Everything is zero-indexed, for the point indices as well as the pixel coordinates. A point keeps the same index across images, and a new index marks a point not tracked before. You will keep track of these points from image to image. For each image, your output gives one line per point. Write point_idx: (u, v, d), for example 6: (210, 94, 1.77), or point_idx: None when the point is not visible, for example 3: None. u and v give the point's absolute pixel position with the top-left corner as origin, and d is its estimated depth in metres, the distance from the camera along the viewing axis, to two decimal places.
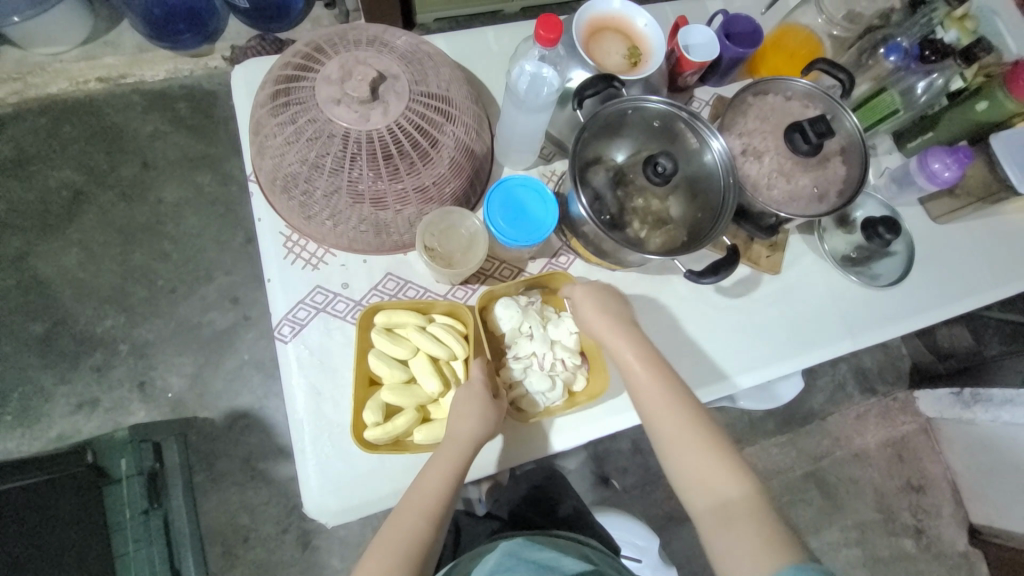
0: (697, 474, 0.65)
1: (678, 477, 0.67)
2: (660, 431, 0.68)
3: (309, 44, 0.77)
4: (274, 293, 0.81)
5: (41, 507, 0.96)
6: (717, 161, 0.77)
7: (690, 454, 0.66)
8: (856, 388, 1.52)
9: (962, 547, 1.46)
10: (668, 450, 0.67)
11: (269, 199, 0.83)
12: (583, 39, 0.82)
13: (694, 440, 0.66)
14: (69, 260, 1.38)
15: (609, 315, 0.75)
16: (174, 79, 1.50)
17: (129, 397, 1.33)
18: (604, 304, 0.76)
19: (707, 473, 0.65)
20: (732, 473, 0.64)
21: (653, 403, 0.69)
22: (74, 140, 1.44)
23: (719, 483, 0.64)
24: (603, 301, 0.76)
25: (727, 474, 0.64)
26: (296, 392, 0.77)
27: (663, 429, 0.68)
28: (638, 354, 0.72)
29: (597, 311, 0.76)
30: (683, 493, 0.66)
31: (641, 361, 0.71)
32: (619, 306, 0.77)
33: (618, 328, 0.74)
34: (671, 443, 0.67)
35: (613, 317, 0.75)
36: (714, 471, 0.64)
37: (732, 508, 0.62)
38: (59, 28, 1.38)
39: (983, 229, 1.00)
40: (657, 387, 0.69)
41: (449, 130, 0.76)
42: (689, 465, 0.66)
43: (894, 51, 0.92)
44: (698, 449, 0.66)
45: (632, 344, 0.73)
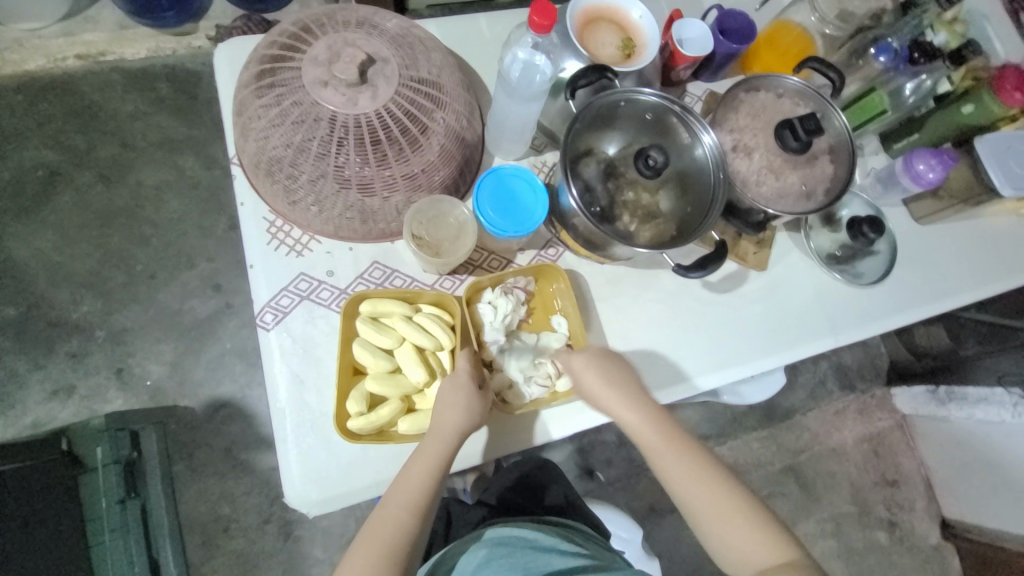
0: (731, 539, 0.64)
1: (717, 546, 0.65)
2: (691, 501, 0.67)
3: (296, 24, 0.74)
4: (257, 279, 0.79)
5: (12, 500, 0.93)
6: (708, 156, 0.77)
7: (726, 525, 0.65)
8: (836, 384, 1.56)
9: (933, 540, 1.51)
10: (700, 519, 0.66)
11: (252, 183, 0.81)
12: (577, 29, 0.81)
13: (729, 508, 0.65)
14: (44, 243, 1.34)
15: (613, 385, 0.73)
16: (156, 57, 1.45)
17: (107, 384, 1.29)
18: (606, 369, 0.74)
19: (742, 541, 0.64)
20: (767, 536, 0.63)
21: (679, 476, 0.68)
22: (50, 118, 1.39)
23: (755, 548, 0.63)
24: (607, 369, 0.74)
25: (764, 539, 0.63)
26: (278, 380, 0.75)
27: (691, 498, 0.67)
28: (652, 427, 0.71)
29: (602, 376, 0.73)
30: (723, 561, 0.65)
31: (659, 435, 0.71)
32: (623, 372, 0.75)
33: (629, 398, 0.73)
34: (704, 511, 0.66)
35: (617, 384, 0.73)
36: (750, 535, 0.64)
37: (772, 572, 0.61)
38: None
39: (964, 231, 1.02)
40: (682, 461, 0.68)
41: (439, 117, 0.75)
42: (724, 535, 0.65)
43: (883, 52, 0.93)
44: (732, 513, 0.65)
45: (642, 418, 0.72)
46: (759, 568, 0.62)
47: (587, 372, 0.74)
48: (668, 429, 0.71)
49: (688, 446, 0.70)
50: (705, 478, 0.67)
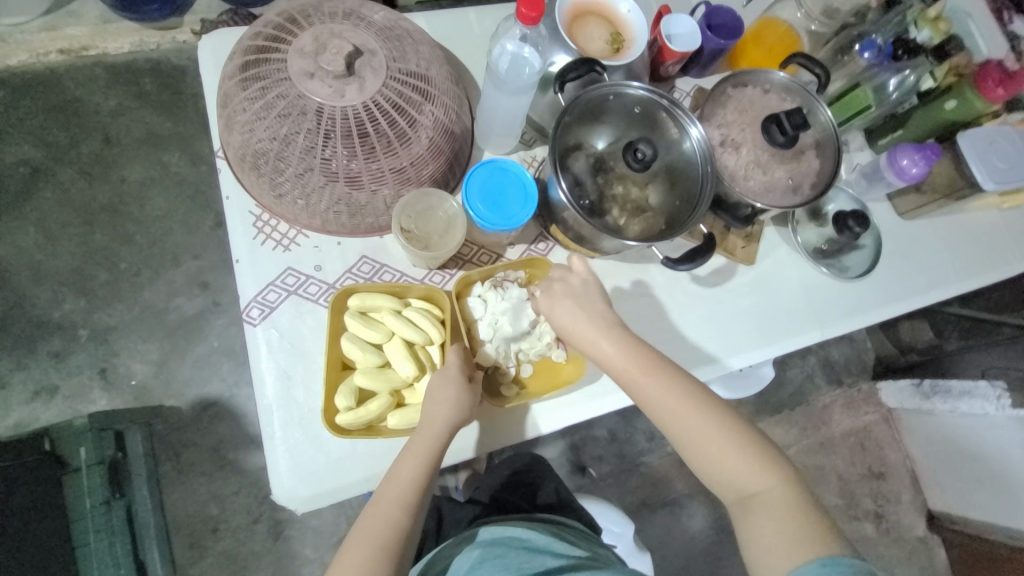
0: (718, 466, 0.64)
1: (706, 472, 0.66)
2: (676, 433, 0.66)
3: (281, 15, 0.73)
4: (243, 274, 0.78)
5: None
6: (696, 149, 0.78)
7: (713, 456, 0.64)
8: (823, 379, 1.58)
9: (919, 532, 1.54)
10: (692, 449, 0.65)
11: (238, 177, 0.80)
12: (566, 23, 0.81)
13: (717, 437, 0.64)
14: (25, 241, 1.31)
15: (596, 327, 0.71)
16: (140, 52, 1.42)
17: (90, 384, 1.27)
18: (586, 311, 0.72)
19: (733, 468, 0.64)
20: (755, 464, 0.63)
21: (665, 406, 0.67)
22: (31, 113, 1.36)
23: (744, 475, 0.63)
24: (582, 306, 0.73)
25: (749, 464, 0.63)
26: (265, 376, 0.74)
27: (679, 430, 0.66)
28: (635, 355, 0.69)
29: (573, 315, 0.72)
30: (710, 484, 0.66)
31: (644, 371, 0.68)
32: (604, 312, 0.73)
33: (609, 334, 0.71)
34: (693, 442, 0.65)
35: (597, 323, 0.72)
36: (739, 463, 0.63)
37: (756, 496, 0.62)
38: None
39: (947, 225, 1.04)
40: (667, 391, 0.67)
41: (428, 110, 0.75)
42: (712, 463, 0.64)
43: (868, 48, 0.94)
44: (718, 445, 0.64)
45: (626, 352, 0.69)
46: (749, 493, 0.63)
47: (565, 314, 0.73)
48: (651, 357, 0.69)
49: (673, 374, 0.68)
50: (691, 406, 0.66)
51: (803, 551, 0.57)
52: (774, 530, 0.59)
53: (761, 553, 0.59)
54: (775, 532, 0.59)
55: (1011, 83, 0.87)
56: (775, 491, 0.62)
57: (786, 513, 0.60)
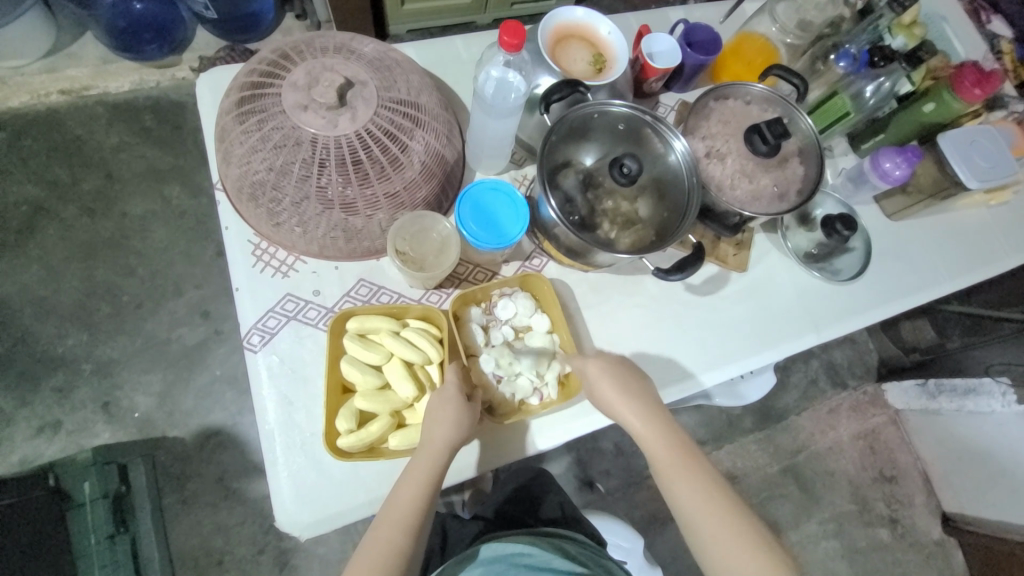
0: (731, 563, 0.65)
1: (719, 571, 0.66)
2: (692, 518, 0.68)
3: (276, 52, 0.76)
4: (243, 302, 0.79)
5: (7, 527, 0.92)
6: (681, 162, 0.80)
7: (731, 550, 0.65)
8: (827, 383, 1.57)
9: (935, 535, 1.51)
10: (705, 540, 0.67)
11: (237, 207, 0.81)
12: (549, 46, 0.84)
13: (732, 530, 0.66)
14: (28, 278, 1.33)
15: (632, 398, 0.74)
16: (140, 89, 1.47)
17: (93, 418, 1.27)
18: (625, 382, 0.75)
19: (744, 564, 0.65)
20: (765, 559, 0.65)
21: (684, 487, 0.69)
22: (34, 154, 1.39)
23: (750, 565, 0.65)
24: (624, 380, 0.75)
25: (764, 565, 0.64)
26: (266, 402, 0.75)
27: (693, 514, 0.68)
28: (665, 437, 0.73)
29: (616, 383, 0.75)
30: None
31: (671, 452, 0.72)
32: (640, 386, 0.76)
33: (643, 410, 0.74)
34: (708, 534, 0.67)
35: (635, 396, 0.74)
36: (750, 559, 0.65)
37: None
38: (19, 41, 1.35)
39: (936, 224, 1.06)
40: (690, 478, 0.70)
41: (419, 136, 0.77)
42: (725, 557, 0.65)
43: (843, 58, 0.96)
44: (730, 533, 0.66)
45: (656, 429, 0.73)
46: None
47: (604, 381, 0.75)
48: (680, 443, 0.73)
49: (697, 464, 0.71)
50: (711, 496, 0.68)
51: None
52: None
53: None
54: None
55: (987, 84, 0.89)
56: None
57: None
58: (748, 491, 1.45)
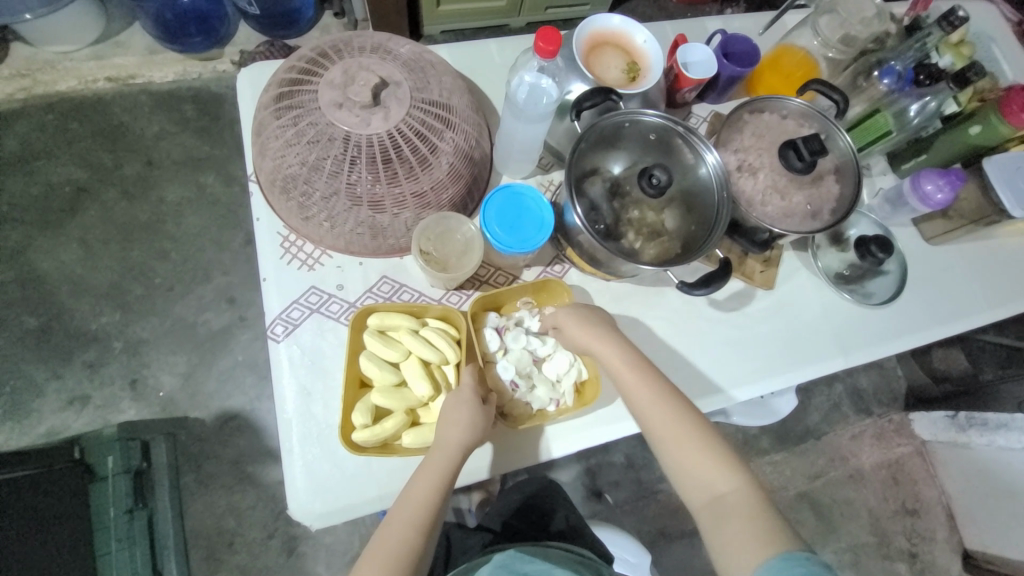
0: (692, 466, 0.66)
1: (680, 476, 0.67)
2: (654, 432, 0.69)
3: (315, 49, 0.78)
4: (269, 292, 0.81)
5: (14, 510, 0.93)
6: (711, 174, 0.78)
7: (688, 458, 0.66)
8: (851, 408, 1.52)
9: (957, 574, 1.44)
10: (665, 444, 0.68)
11: (268, 199, 0.83)
12: (583, 53, 0.84)
13: (690, 437, 0.67)
14: (69, 256, 1.39)
15: (594, 324, 0.75)
16: (182, 81, 1.52)
17: (120, 394, 1.32)
18: (585, 311, 0.76)
19: (702, 470, 0.66)
20: (722, 466, 0.65)
21: (645, 403, 0.70)
22: (81, 138, 1.46)
23: (711, 476, 0.65)
24: (581, 308, 0.76)
25: (720, 467, 0.65)
26: (286, 392, 0.76)
27: (652, 425, 0.69)
28: (624, 357, 0.73)
29: (576, 314, 0.76)
30: (681, 488, 0.67)
31: (629, 367, 0.72)
32: (599, 312, 0.77)
33: (602, 331, 0.74)
34: (667, 440, 0.68)
35: (595, 322, 0.75)
36: (707, 463, 0.66)
37: (727, 499, 0.63)
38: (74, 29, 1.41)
39: (977, 250, 1.01)
40: (648, 390, 0.70)
41: (449, 137, 0.77)
42: (685, 462, 0.66)
43: (887, 75, 0.93)
44: (690, 443, 0.67)
45: (614, 348, 0.73)
46: (715, 498, 0.64)
47: (569, 314, 0.76)
48: (639, 361, 0.73)
49: (655, 379, 0.71)
50: (668, 408, 0.69)
51: (762, 553, 0.58)
52: (741, 530, 0.61)
53: (729, 554, 0.60)
54: (736, 532, 0.60)
55: None
56: (742, 496, 0.63)
57: (754, 515, 0.61)
58: None
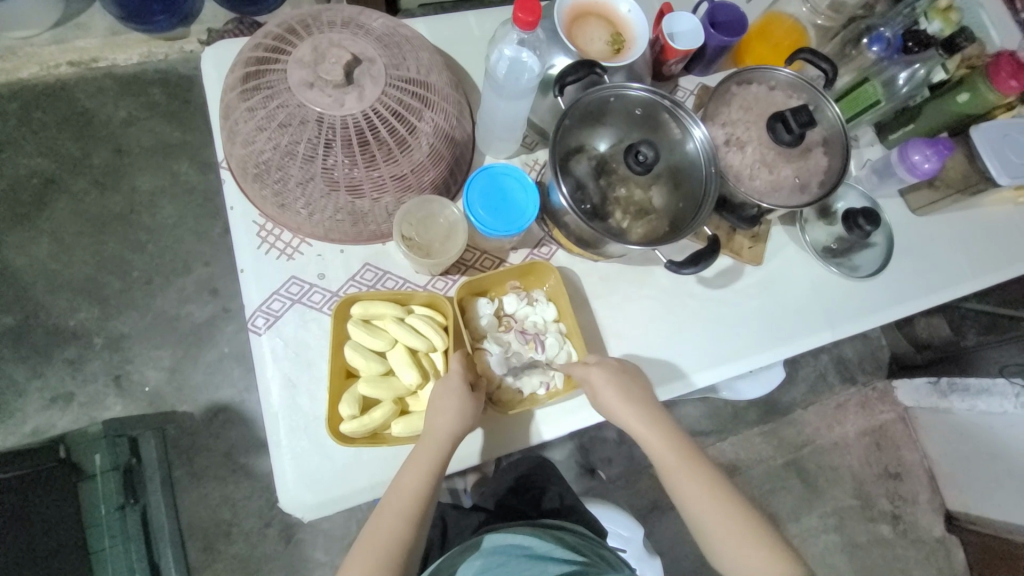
0: (739, 555, 0.67)
1: (726, 565, 0.68)
2: (702, 519, 0.69)
3: (282, 25, 0.74)
4: (248, 283, 0.78)
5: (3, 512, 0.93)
6: (699, 150, 0.77)
7: (738, 546, 0.67)
8: (837, 378, 1.55)
9: (937, 532, 1.50)
10: (711, 533, 0.68)
11: (242, 186, 0.80)
12: (565, 23, 0.80)
13: (735, 524, 0.68)
14: (40, 251, 1.33)
15: (633, 402, 0.73)
16: (148, 62, 1.45)
17: (105, 391, 1.29)
18: (626, 385, 0.74)
19: (750, 558, 0.66)
20: (770, 553, 0.66)
21: (690, 490, 0.70)
22: (44, 126, 1.39)
23: (760, 562, 0.66)
24: (623, 384, 0.74)
25: (768, 555, 0.66)
26: (270, 384, 0.75)
27: (700, 513, 0.69)
28: (668, 442, 0.73)
29: (617, 389, 0.73)
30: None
31: (674, 452, 0.72)
32: (638, 386, 0.75)
33: (644, 411, 0.74)
34: (713, 526, 0.68)
35: (638, 401, 0.74)
36: (756, 551, 0.67)
37: None
38: (26, 9, 1.33)
39: (963, 220, 1.02)
40: (694, 478, 0.71)
41: (428, 117, 0.74)
42: (731, 550, 0.67)
43: (876, 42, 0.91)
44: (736, 532, 0.68)
45: (658, 434, 0.73)
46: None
47: (608, 387, 0.73)
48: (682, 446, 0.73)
49: (701, 467, 0.72)
50: (714, 493, 0.70)
51: None
52: None
53: None
54: None
55: None
56: None
57: None
58: (750, 483, 1.45)
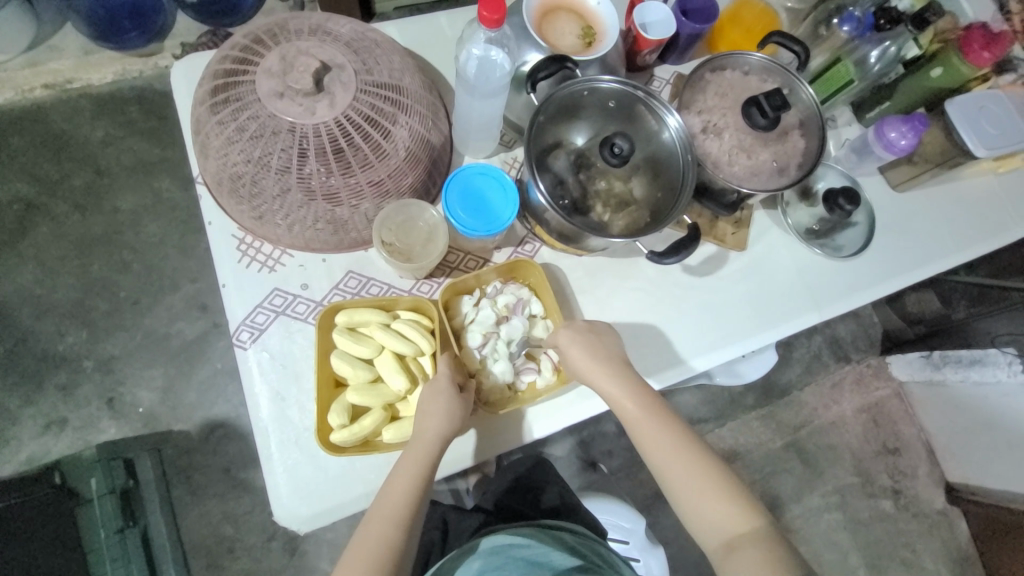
0: (699, 501, 0.67)
1: (687, 514, 0.68)
2: (661, 465, 0.69)
3: (248, 36, 0.73)
4: (231, 298, 0.77)
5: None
6: (675, 138, 0.76)
7: (696, 493, 0.67)
8: (831, 358, 1.56)
9: (938, 505, 1.52)
10: (669, 478, 0.68)
11: (219, 201, 0.79)
12: (535, 20, 0.80)
13: (698, 471, 0.68)
14: (25, 277, 1.32)
15: (599, 358, 0.74)
16: (123, 80, 1.43)
17: (99, 413, 1.28)
18: (593, 346, 0.75)
19: (711, 509, 0.66)
20: (732, 501, 0.66)
21: (653, 438, 0.70)
22: (21, 150, 1.37)
23: (719, 513, 0.66)
24: (590, 342, 0.75)
25: (729, 504, 0.66)
26: (259, 398, 0.74)
27: (669, 469, 0.68)
28: (638, 396, 0.73)
29: (587, 347, 0.74)
30: (692, 527, 0.67)
31: (634, 402, 0.73)
32: (607, 345, 0.76)
33: (613, 367, 0.74)
34: (675, 477, 0.68)
35: (604, 357, 0.74)
36: (713, 499, 0.66)
37: (738, 537, 0.64)
38: None
39: (945, 194, 1.02)
40: (660, 430, 0.70)
41: (402, 121, 0.74)
42: (691, 498, 0.67)
43: (848, 21, 0.91)
44: (699, 480, 0.67)
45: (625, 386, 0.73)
46: (724, 537, 0.64)
47: (573, 346, 0.75)
48: (651, 400, 0.73)
49: (665, 417, 0.72)
50: (678, 446, 0.69)
51: None
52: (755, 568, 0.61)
53: None
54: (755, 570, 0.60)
55: (996, 46, 0.86)
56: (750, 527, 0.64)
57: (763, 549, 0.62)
58: (752, 468, 1.46)
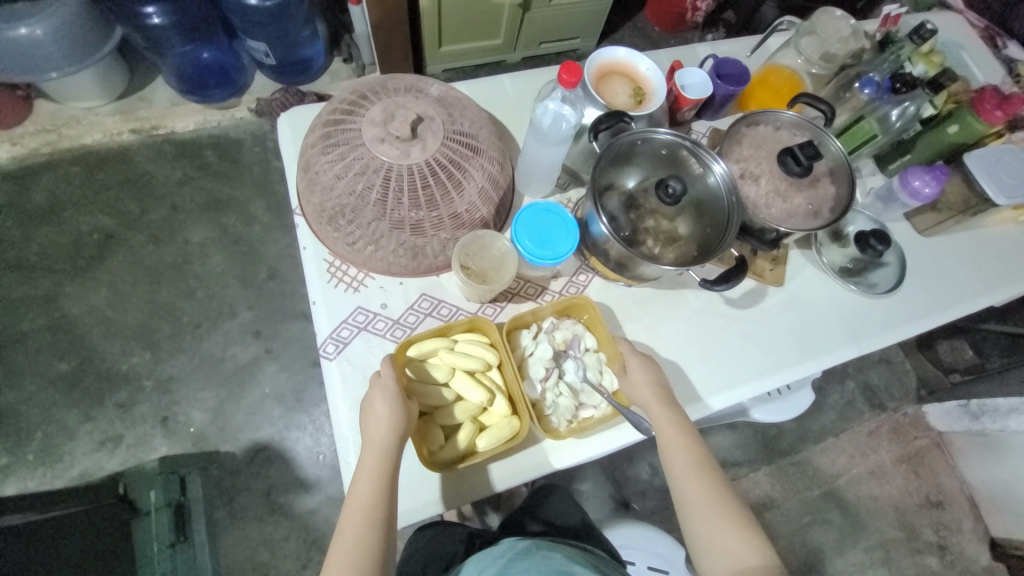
0: (712, 533, 0.70)
1: (699, 541, 0.70)
2: (684, 488, 0.73)
3: (353, 93, 0.86)
4: (319, 314, 0.86)
5: (35, 534, 0.87)
6: (720, 183, 0.86)
7: (715, 522, 0.70)
8: (865, 404, 1.56)
9: (984, 562, 1.46)
10: (688, 505, 0.72)
11: (315, 230, 0.90)
12: (593, 81, 0.93)
13: (718, 501, 0.71)
14: (97, 300, 1.44)
15: (643, 374, 0.81)
16: (203, 129, 1.62)
17: (152, 431, 1.36)
18: (646, 368, 0.82)
19: (727, 539, 0.69)
20: (749, 538, 0.69)
21: (681, 460, 0.75)
22: (105, 187, 1.54)
23: (733, 545, 0.68)
24: (644, 365, 0.82)
25: (745, 539, 0.69)
26: (340, 407, 0.81)
27: (687, 489, 0.73)
28: (670, 415, 0.78)
29: (643, 371, 0.81)
30: (700, 554, 0.70)
31: (673, 423, 0.78)
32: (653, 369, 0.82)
33: (656, 388, 0.80)
34: (696, 504, 0.72)
35: (650, 380, 0.80)
36: (729, 532, 0.69)
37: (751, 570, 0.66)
38: (92, 85, 1.51)
39: (972, 239, 1.09)
40: (684, 451, 0.75)
41: (477, 163, 0.85)
42: (705, 530, 0.70)
43: (867, 85, 1.03)
44: (719, 509, 0.71)
45: (665, 407, 0.78)
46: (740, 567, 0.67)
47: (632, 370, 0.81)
48: (681, 421, 0.78)
49: (693, 442, 0.76)
50: (703, 473, 0.73)
51: None
52: None
53: None
54: None
55: (1009, 106, 0.93)
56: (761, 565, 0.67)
57: None
58: (787, 516, 1.44)
